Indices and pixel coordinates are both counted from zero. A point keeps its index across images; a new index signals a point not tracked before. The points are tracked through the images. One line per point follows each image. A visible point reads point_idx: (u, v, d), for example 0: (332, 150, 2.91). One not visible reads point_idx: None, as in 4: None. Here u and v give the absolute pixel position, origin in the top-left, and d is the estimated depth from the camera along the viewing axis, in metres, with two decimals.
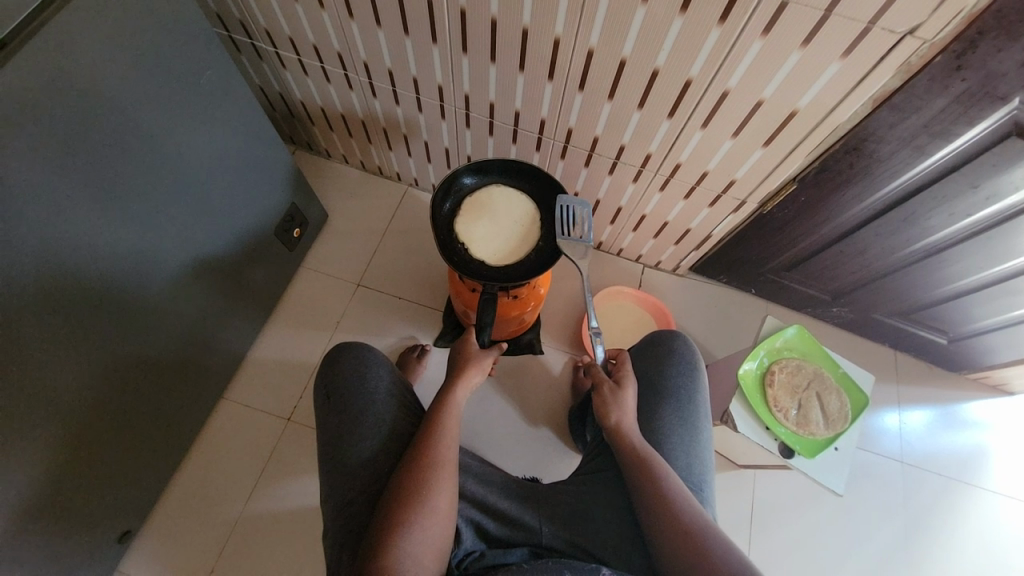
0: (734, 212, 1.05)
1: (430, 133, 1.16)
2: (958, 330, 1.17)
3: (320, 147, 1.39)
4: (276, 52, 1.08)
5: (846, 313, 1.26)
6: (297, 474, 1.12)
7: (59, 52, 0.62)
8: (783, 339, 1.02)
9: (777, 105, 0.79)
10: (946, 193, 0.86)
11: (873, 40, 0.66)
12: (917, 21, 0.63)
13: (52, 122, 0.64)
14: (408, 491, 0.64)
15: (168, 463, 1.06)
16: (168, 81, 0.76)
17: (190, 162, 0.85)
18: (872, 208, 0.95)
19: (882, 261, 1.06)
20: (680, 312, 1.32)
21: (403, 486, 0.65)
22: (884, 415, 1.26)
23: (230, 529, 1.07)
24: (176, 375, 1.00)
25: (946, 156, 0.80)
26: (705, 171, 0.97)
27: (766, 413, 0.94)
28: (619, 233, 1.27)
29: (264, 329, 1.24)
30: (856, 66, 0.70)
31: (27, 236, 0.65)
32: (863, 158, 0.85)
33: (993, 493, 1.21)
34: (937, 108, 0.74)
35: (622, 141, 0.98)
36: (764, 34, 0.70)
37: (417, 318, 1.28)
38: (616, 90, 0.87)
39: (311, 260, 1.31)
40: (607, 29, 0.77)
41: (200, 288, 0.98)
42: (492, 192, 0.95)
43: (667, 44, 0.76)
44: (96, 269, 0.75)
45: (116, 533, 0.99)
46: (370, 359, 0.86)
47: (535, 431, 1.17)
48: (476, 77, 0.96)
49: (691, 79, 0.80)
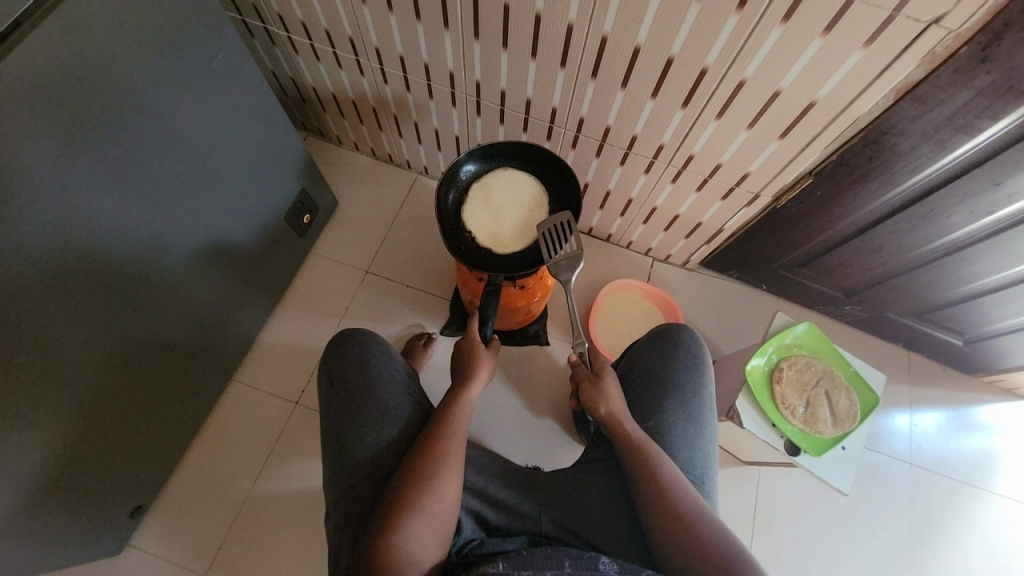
0: (747, 206, 1.04)
1: (440, 120, 1.15)
2: (974, 331, 1.15)
3: (331, 133, 1.39)
4: (288, 36, 1.07)
5: (859, 311, 1.24)
6: (305, 456, 1.14)
7: (74, 32, 0.63)
8: (793, 336, 1.01)
9: (795, 96, 0.77)
10: (968, 189, 0.83)
11: (896, 28, 0.64)
12: (942, 10, 0.61)
13: (62, 102, 0.64)
14: (414, 479, 0.65)
15: (179, 441, 1.09)
16: (180, 63, 0.76)
17: (201, 145, 0.85)
18: (890, 204, 0.92)
19: (896, 259, 1.04)
20: (688, 307, 1.31)
21: (410, 473, 0.66)
22: (895, 416, 1.24)
23: (239, 506, 1.10)
24: (187, 357, 1.02)
25: (969, 152, 0.78)
26: (719, 163, 0.95)
27: (773, 410, 0.93)
28: (628, 225, 1.26)
29: (275, 313, 1.26)
30: (879, 56, 0.68)
31: (39, 214, 0.66)
32: (882, 152, 0.83)
33: (1002, 497, 1.19)
34: (960, 101, 0.72)
35: (635, 131, 0.96)
36: (784, 21, 0.68)
37: (424, 306, 1.28)
38: (629, 79, 0.85)
39: (320, 246, 1.32)
40: (621, 16, 0.75)
41: (210, 271, 0.99)
42: (497, 178, 0.94)
43: (682, 31, 0.74)
44: (107, 249, 0.76)
45: (128, 507, 1.02)
46: (374, 346, 0.87)
47: (538, 422, 1.17)
48: (487, 64, 0.94)
49: (706, 67, 0.78)
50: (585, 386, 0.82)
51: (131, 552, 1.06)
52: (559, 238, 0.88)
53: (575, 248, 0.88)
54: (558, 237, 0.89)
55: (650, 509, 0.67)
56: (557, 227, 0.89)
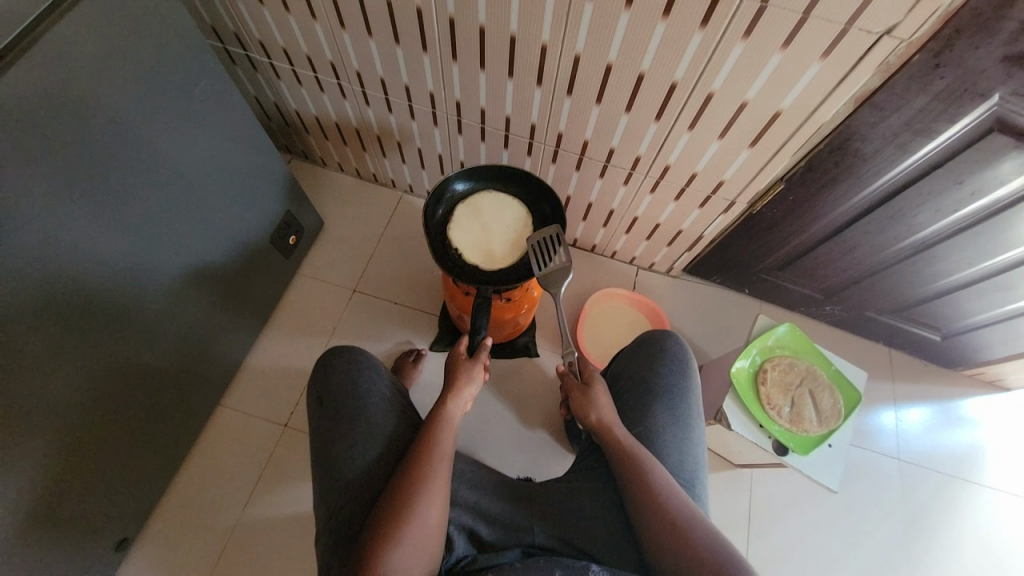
0: (724, 213, 1.07)
1: (423, 140, 1.18)
2: (950, 326, 1.18)
3: (315, 155, 1.41)
4: (270, 63, 1.09)
5: (839, 311, 1.27)
6: (294, 480, 1.12)
7: (53, 65, 0.64)
8: (774, 338, 1.01)
9: (761, 106, 0.81)
10: (932, 189, 0.87)
11: (851, 40, 0.68)
12: (891, 21, 0.65)
13: (46, 135, 0.65)
14: (400, 500, 0.64)
15: (166, 470, 1.07)
16: (161, 92, 0.78)
17: (185, 171, 0.86)
18: (859, 206, 0.96)
19: (872, 258, 1.07)
20: (675, 314, 1.33)
21: (396, 494, 0.65)
22: (880, 413, 1.26)
23: (227, 535, 1.07)
24: (173, 384, 1.01)
25: (930, 153, 0.82)
26: (694, 172, 0.98)
27: (760, 412, 0.94)
28: (612, 236, 1.28)
29: (261, 337, 1.25)
30: (835, 67, 0.72)
31: (24, 247, 0.67)
32: (848, 157, 0.87)
33: (988, 489, 1.21)
34: (916, 106, 0.75)
35: (612, 144, 0.99)
36: (745, 36, 0.71)
37: (413, 323, 1.29)
38: (603, 94, 0.88)
39: (307, 267, 1.33)
40: (592, 36, 0.78)
41: (195, 296, 0.99)
42: (486, 198, 0.96)
43: (651, 49, 0.77)
44: (92, 279, 0.77)
45: (114, 541, 0.99)
46: (363, 363, 0.87)
47: (530, 434, 1.17)
48: (466, 84, 0.97)
49: (676, 82, 0.81)
50: (573, 396, 0.84)
51: None
52: (549, 250, 0.90)
53: (564, 257, 0.89)
54: (546, 246, 0.90)
55: (642, 517, 0.67)
56: (546, 239, 0.91)
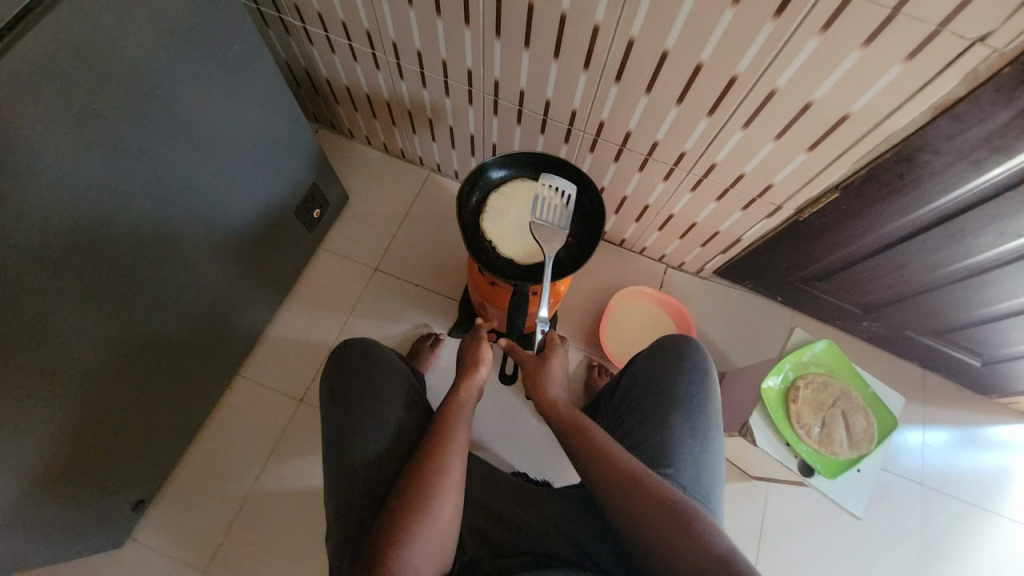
0: (769, 218, 1.01)
1: (455, 118, 1.13)
2: (993, 353, 1.12)
3: (343, 126, 1.37)
4: (304, 27, 1.05)
5: (876, 327, 1.21)
6: (306, 455, 1.13)
7: (81, 23, 0.61)
8: (811, 354, 0.94)
9: (827, 109, 0.74)
10: (1001, 211, 0.81)
11: (940, 44, 0.61)
12: (989, 27, 0.58)
13: (71, 96, 0.63)
14: (412, 499, 0.63)
15: (183, 435, 1.08)
16: (191, 59, 0.74)
17: (211, 140, 0.83)
18: (918, 222, 0.89)
19: (921, 277, 1.00)
20: (702, 317, 1.29)
21: (408, 490, 0.64)
22: (906, 434, 1.22)
23: (240, 503, 1.09)
24: (191, 351, 1.00)
25: (1005, 173, 0.75)
26: (742, 173, 0.93)
27: (789, 430, 0.88)
28: (643, 231, 1.24)
29: (282, 307, 1.24)
30: (917, 72, 0.66)
31: (48, 211, 0.65)
32: (914, 169, 0.80)
33: (1010, 521, 1.17)
34: (1000, 121, 0.68)
35: (656, 138, 0.94)
36: (822, 31, 0.65)
37: (433, 306, 1.27)
38: (654, 84, 0.82)
39: (329, 241, 1.31)
40: (650, 19, 0.72)
41: (217, 265, 0.97)
42: (522, 187, 0.91)
43: (713, 38, 0.71)
44: (116, 247, 0.76)
45: (130, 500, 1.01)
46: (375, 354, 0.86)
47: (544, 427, 1.16)
48: (507, 63, 0.92)
49: (736, 75, 0.75)
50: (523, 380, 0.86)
51: (132, 545, 1.05)
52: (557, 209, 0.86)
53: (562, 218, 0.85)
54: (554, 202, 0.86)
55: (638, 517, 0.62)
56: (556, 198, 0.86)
